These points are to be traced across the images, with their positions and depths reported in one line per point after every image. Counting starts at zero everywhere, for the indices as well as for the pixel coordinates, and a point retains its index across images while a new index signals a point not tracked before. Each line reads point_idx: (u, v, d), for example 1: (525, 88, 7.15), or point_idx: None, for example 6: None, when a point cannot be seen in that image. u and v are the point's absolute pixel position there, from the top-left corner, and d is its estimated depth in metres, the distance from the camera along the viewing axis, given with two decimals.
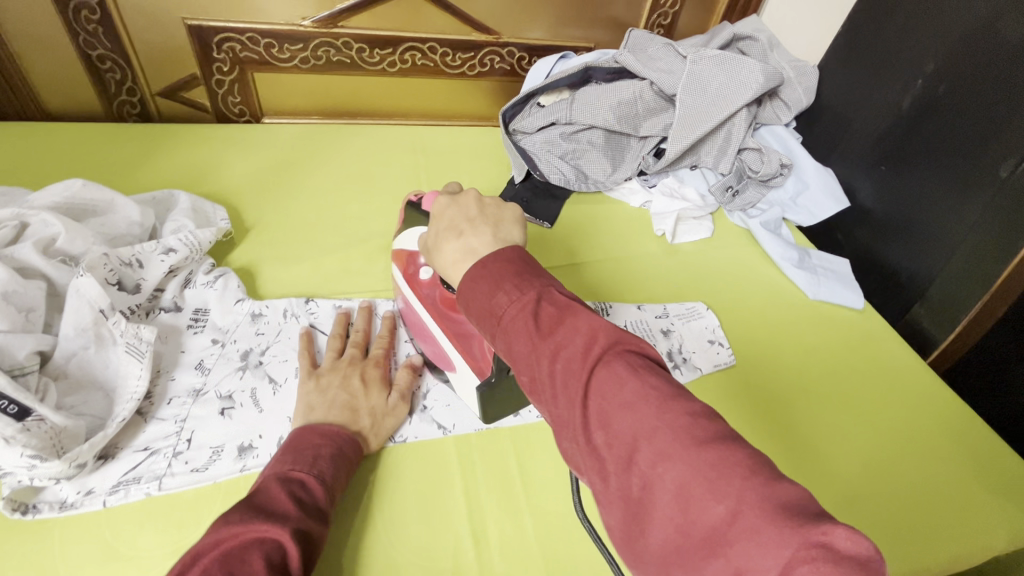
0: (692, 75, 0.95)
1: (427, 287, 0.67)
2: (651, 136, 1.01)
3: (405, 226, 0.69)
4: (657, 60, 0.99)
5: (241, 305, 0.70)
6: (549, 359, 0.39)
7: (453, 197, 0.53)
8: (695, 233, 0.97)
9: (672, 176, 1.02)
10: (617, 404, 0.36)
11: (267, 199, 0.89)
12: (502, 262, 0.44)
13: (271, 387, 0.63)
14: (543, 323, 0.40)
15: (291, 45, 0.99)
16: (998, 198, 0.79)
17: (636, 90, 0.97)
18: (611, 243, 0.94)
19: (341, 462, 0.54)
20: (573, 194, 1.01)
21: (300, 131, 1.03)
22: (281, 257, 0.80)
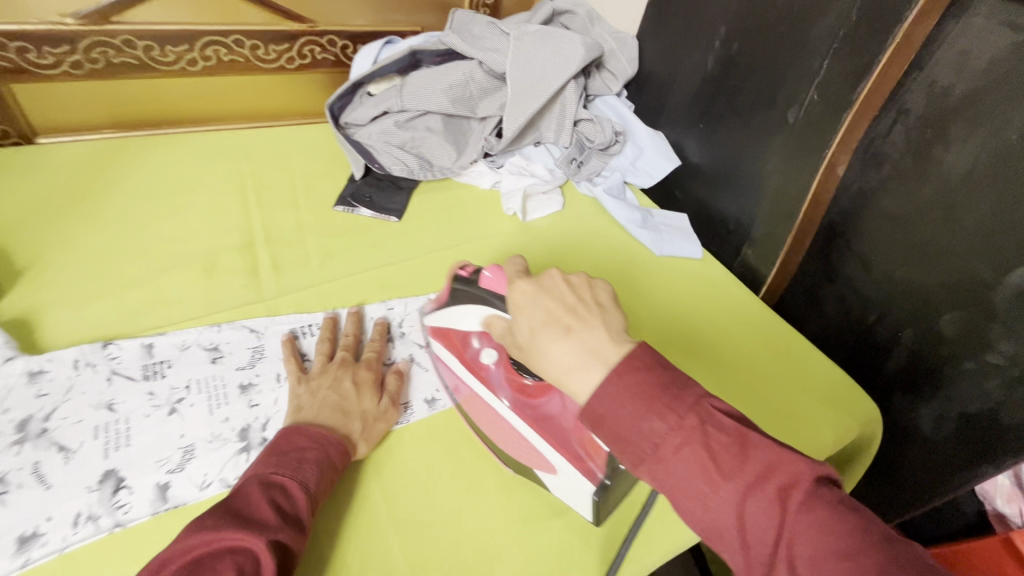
0: (516, 52, 1.01)
1: (492, 370, 0.67)
2: (489, 115, 1.06)
3: (450, 302, 0.68)
4: (484, 39, 1.05)
5: (14, 372, 0.65)
6: (731, 503, 0.42)
7: (538, 283, 0.58)
8: (546, 207, 1.02)
9: (519, 155, 1.10)
10: (828, 553, 0.39)
11: (59, 233, 0.84)
12: (643, 375, 0.47)
13: (62, 457, 0.59)
14: (721, 461, 0.43)
15: (54, 46, 0.93)
16: (789, 142, 0.89)
17: (467, 70, 1.03)
18: (450, 226, 0.98)
19: (326, 470, 0.57)
20: (421, 182, 1.05)
21: (91, 155, 0.98)
22: (81, 294, 0.76)
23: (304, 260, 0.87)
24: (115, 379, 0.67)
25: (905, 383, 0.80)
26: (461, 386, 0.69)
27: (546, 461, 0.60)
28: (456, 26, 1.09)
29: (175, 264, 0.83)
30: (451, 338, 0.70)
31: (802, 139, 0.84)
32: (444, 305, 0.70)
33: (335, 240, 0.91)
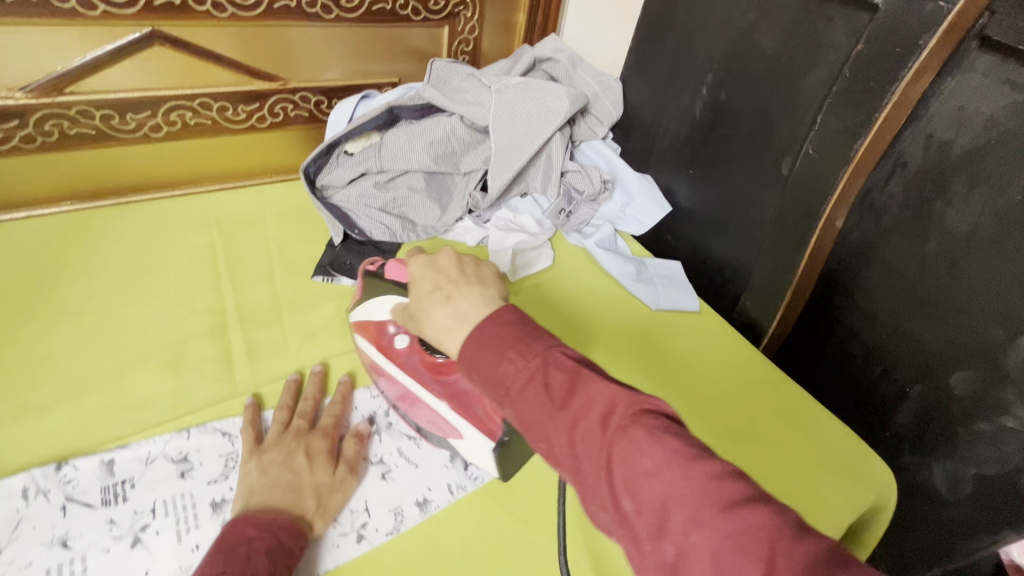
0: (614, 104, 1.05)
1: (405, 355, 0.65)
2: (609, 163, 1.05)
3: (366, 296, 0.68)
4: (590, 85, 1.05)
5: (119, 463, 0.56)
6: (608, 449, 0.38)
7: (430, 257, 0.55)
8: (682, 304, 0.91)
9: (652, 195, 1.02)
10: (640, 472, 0.37)
11: (111, 306, 0.72)
12: (500, 325, 0.45)
13: (184, 536, 0.52)
14: (556, 394, 0.41)
15: (136, 113, 0.83)
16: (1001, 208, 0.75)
17: (556, 93, 0.92)
18: (571, 272, 0.94)
19: (280, 555, 0.48)
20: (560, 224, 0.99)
21: (160, 223, 0.85)
22: (115, 405, 0.61)
23: None
24: (234, 437, 0.60)
25: (915, 441, 0.77)
26: (383, 374, 0.66)
27: (454, 427, 0.60)
28: (561, 75, 1.03)
29: (256, 321, 0.74)
30: (370, 330, 0.68)
31: (927, 204, 0.69)
32: (356, 299, 0.69)
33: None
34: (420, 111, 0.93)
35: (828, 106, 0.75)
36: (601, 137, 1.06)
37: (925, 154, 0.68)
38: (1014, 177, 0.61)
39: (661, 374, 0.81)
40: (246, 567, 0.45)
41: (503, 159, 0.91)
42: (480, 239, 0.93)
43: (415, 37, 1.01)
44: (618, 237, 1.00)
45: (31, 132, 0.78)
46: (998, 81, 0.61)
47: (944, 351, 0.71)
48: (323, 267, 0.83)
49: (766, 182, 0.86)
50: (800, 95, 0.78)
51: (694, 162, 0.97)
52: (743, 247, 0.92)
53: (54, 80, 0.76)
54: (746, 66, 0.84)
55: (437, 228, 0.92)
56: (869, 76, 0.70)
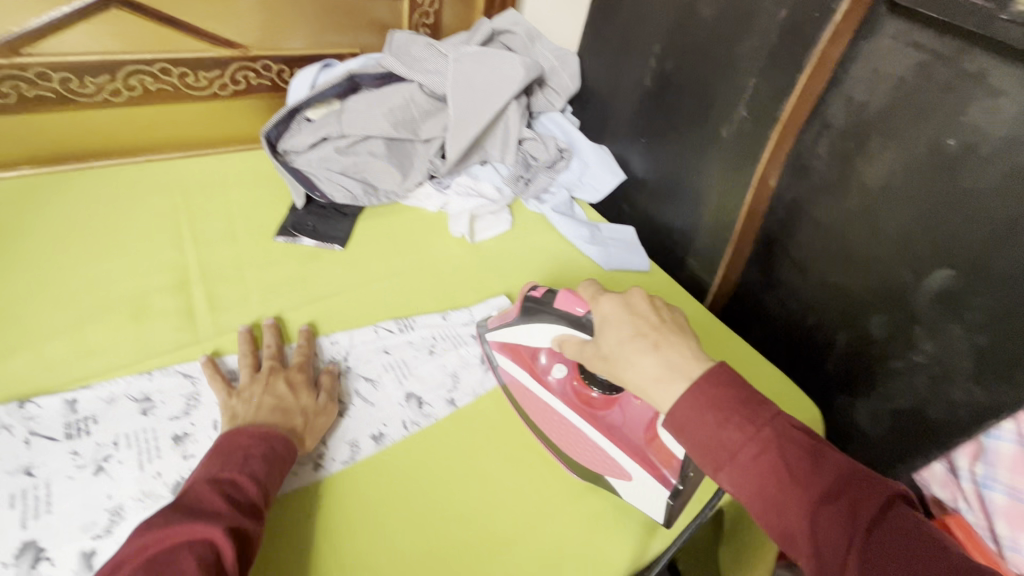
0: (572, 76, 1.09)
1: (558, 385, 0.65)
2: (567, 134, 1.09)
3: (516, 320, 0.67)
4: (548, 56, 1.08)
5: (82, 402, 0.59)
6: (841, 530, 0.40)
7: (621, 298, 0.56)
8: (632, 264, 0.96)
9: (607, 163, 1.07)
10: (899, 564, 0.37)
11: (73, 262, 0.74)
12: (716, 386, 0.46)
13: (146, 465, 0.55)
14: (794, 469, 0.42)
15: (95, 76, 0.84)
16: None
17: (512, 63, 0.96)
18: (529, 237, 0.98)
19: (274, 460, 0.52)
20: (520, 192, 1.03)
21: (123, 187, 0.86)
22: (79, 351, 0.64)
23: (386, 252, 0.88)
24: (196, 380, 0.63)
25: (843, 383, 0.83)
26: (529, 399, 0.66)
27: (618, 465, 0.58)
28: (518, 47, 1.07)
29: (219, 277, 0.77)
30: (520, 353, 0.68)
31: (848, 162, 0.75)
32: (509, 320, 0.68)
33: (395, 245, 0.89)
34: (380, 78, 0.96)
35: (761, 72, 0.80)
36: (559, 108, 1.10)
37: (847, 115, 0.74)
38: (920, 132, 0.66)
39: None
40: (245, 469, 0.49)
41: (461, 126, 0.94)
42: (440, 204, 0.98)
43: (376, 9, 1.04)
44: (574, 204, 1.05)
45: None
46: (906, 44, 0.66)
47: (865, 297, 0.77)
48: (285, 228, 0.86)
49: (707, 148, 0.91)
50: (737, 63, 0.83)
51: (646, 131, 1.02)
52: (689, 210, 0.98)
53: (9, 41, 0.77)
54: (690, 36, 0.89)
55: (397, 193, 0.95)
56: (794, 41, 0.75)
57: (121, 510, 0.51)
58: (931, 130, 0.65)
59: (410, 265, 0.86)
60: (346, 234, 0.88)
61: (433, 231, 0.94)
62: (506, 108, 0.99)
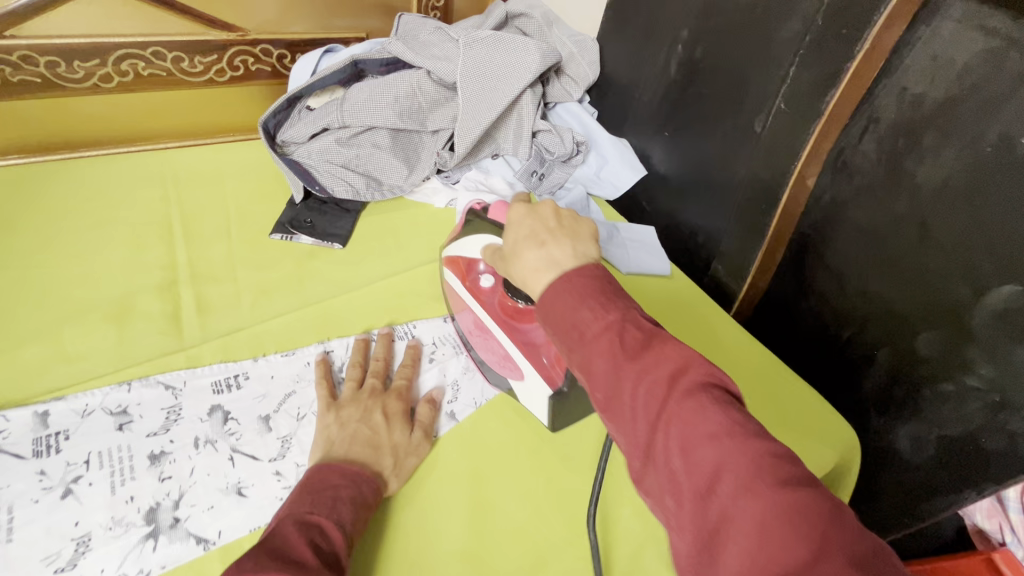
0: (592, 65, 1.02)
1: (488, 294, 0.65)
2: (584, 126, 1.02)
3: (462, 235, 0.68)
4: (566, 44, 1.02)
5: (54, 415, 0.54)
6: (656, 398, 0.37)
7: (529, 205, 0.50)
8: (652, 268, 0.90)
9: (626, 159, 1.00)
10: (701, 433, 0.36)
11: (55, 258, 0.69)
12: (587, 274, 0.43)
13: (119, 487, 0.50)
14: (629, 345, 0.39)
15: (84, 61, 0.79)
16: None
17: (527, 48, 0.89)
18: None
19: (362, 508, 0.49)
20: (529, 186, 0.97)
21: (113, 179, 0.82)
22: (54, 357, 0.59)
23: (389, 251, 0.82)
24: (178, 392, 0.58)
25: (882, 404, 0.76)
26: (462, 307, 0.69)
27: (522, 371, 0.61)
28: (533, 31, 1.00)
29: (210, 276, 0.72)
30: (461, 267, 0.68)
31: (897, 161, 0.67)
32: (458, 233, 0.69)
33: (398, 243, 0.84)
34: (386, 65, 0.90)
35: (801, 59, 0.73)
36: (576, 99, 1.03)
37: (898, 109, 0.65)
38: (986, 128, 0.58)
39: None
40: (333, 513, 0.46)
41: (470, 117, 0.88)
42: (448, 201, 0.92)
43: None
44: (591, 201, 0.98)
45: None
46: (972, 29, 0.58)
47: (910, 312, 0.70)
48: (282, 225, 0.81)
49: (738, 142, 0.84)
50: (774, 48, 0.75)
51: (670, 123, 0.95)
52: (716, 210, 0.91)
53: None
54: (721, 20, 0.81)
55: (403, 188, 0.90)
56: (841, 24, 0.67)
57: (88, 540, 0.47)
58: (1001, 125, 0.57)
59: (413, 265, 0.81)
60: (347, 231, 0.83)
61: (439, 229, 0.88)
62: (520, 97, 0.92)
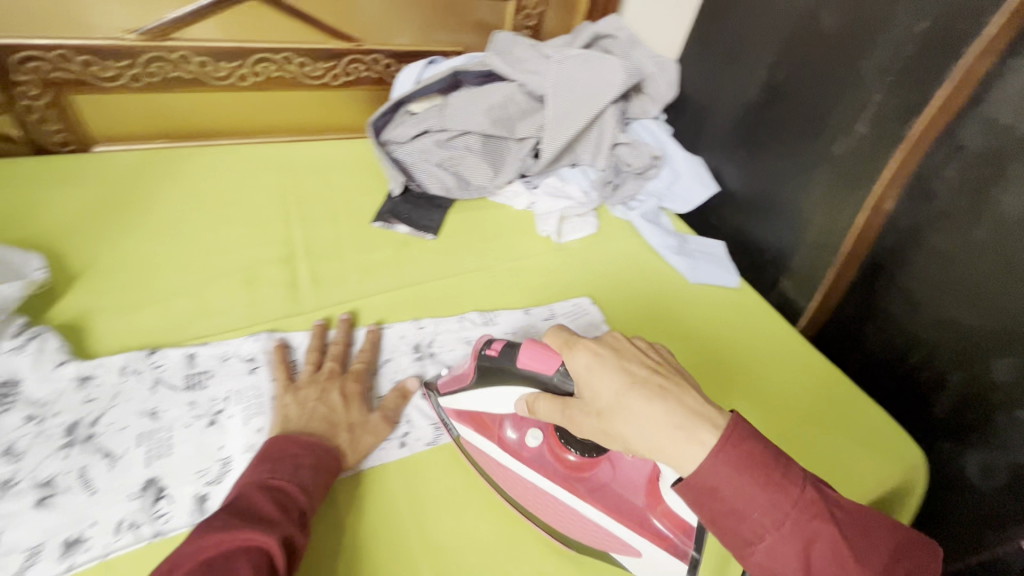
0: (673, 82, 1.07)
1: (535, 454, 0.57)
2: (662, 142, 1.06)
3: (472, 383, 0.58)
4: (649, 62, 1.07)
5: (200, 356, 0.63)
6: (787, 483, 0.39)
7: (609, 349, 0.48)
8: (721, 279, 0.94)
9: (701, 175, 1.04)
10: None
11: (196, 230, 0.80)
12: (745, 439, 0.41)
13: (251, 420, 0.58)
14: (817, 525, 0.39)
15: (228, 62, 0.91)
16: None
17: (614, 67, 0.96)
18: (614, 243, 0.97)
19: (323, 471, 0.52)
20: (606, 194, 1.02)
21: (240, 165, 0.93)
22: (198, 311, 0.69)
23: (475, 245, 0.90)
24: (297, 347, 0.67)
25: (951, 430, 0.77)
26: (503, 477, 0.58)
27: (620, 540, 0.52)
28: (618, 51, 1.06)
29: (321, 255, 0.81)
30: (482, 422, 0.59)
31: (982, 189, 0.68)
32: (460, 384, 0.59)
33: (483, 240, 0.91)
34: (482, 77, 0.99)
35: (889, 87, 0.75)
36: (654, 115, 1.09)
37: (985, 139, 0.67)
38: None
39: (691, 342, 0.83)
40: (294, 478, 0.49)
41: (557, 127, 0.95)
42: (527, 204, 0.99)
43: (483, 8, 1.06)
44: (660, 213, 1.03)
45: (139, 72, 0.87)
46: None
47: (986, 338, 0.70)
48: (382, 214, 0.89)
49: (816, 164, 0.87)
50: (860, 77, 0.79)
51: (746, 143, 0.98)
52: (788, 230, 0.93)
53: (162, 25, 0.85)
54: (809, 49, 0.85)
55: (487, 189, 0.97)
56: (933, 55, 0.70)
57: (229, 462, 0.55)
58: None
59: (496, 259, 0.87)
60: (438, 225, 0.91)
61: (519, 230, 0.95)
62: (603, 112, 0.98)
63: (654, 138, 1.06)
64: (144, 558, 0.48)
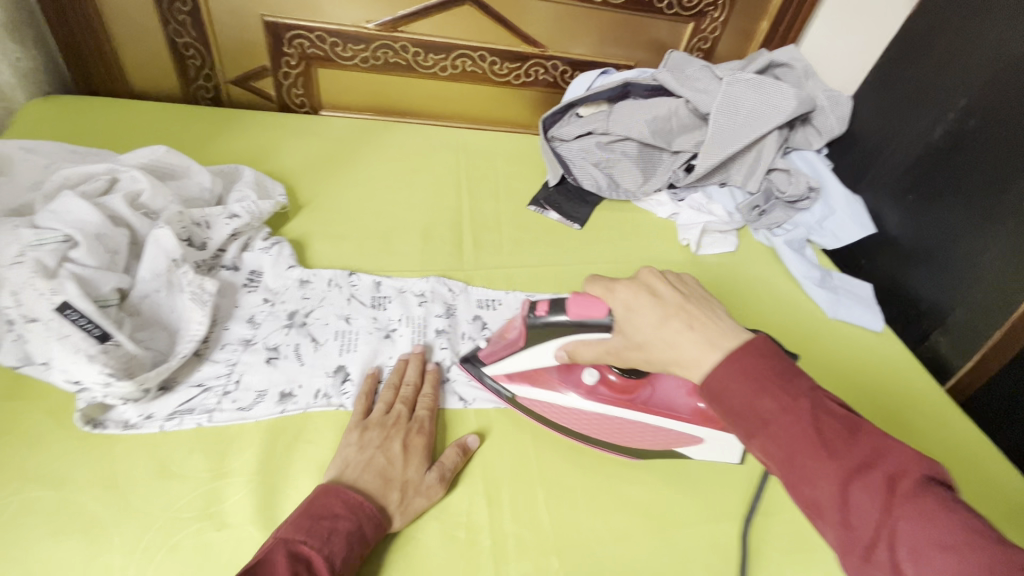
0: (841, 118, 1.05)
1: (594, 391, 0.63)
2: (821, 175, 1.04)
3: (526, 345, 0.61)
4: (820, 95, 1.06)
5: (384, 285, 0.77)
6: (810, 413, 0.41)
7: (640, 283, 0.52)
8: (863, 321, 0.91)
9: (858, 216, 1.01)
10: (929, 540, 0.35)
11: (388, 185, 0.96)
12: (765, 360, 0.44)
13: (416, 342, 0.70)
14: (829, 440, 0.40)
15: (435, 54, 1.08)
16: None
17: (785, 96, 0.97)
18: (752, 265, 0.98)
19: (356, 544, 0.48)
20: (750, 219, 1.03)
21: (425, 139, 1.08)
22: (384, 250, 0.84)
23: (615, 240, 0.96)
24: (456, 294, 0.78)
25: None
26: (567, 418, 0.64)
27: (685, 433, 0.62)
28: (790, 81, 1.07)
29: (483, 224, 0.93)
30: (536, 376, 0.64)
31: None
32: (509, 351, 0.63)
33: (624, 238, 0.97)
34: (650, 90, 1.05)
35: None
36: (816, 148, 1.07)
37: None
38: None
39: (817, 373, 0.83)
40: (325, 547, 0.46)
41: (715, 146, 0.98)
42: (670, 214, 1.03)
43: (661, 28, 1.13)
44: (806, 245, 1.02)
45: (368, 55, 1.06)
46: None
47: None
48: (538, 200, 1.00)
49: (1000, 218, 0.81)
50: None
51: (916, 187, 0.94)
52: (951, 282, 0.88)
53: (393, 20, 1.02)
54: (1013, 99, 0.81)
55: (634, 193, 1.03)
56: None
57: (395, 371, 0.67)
58: None
59: (633, 259, 0.94)
60: (586, 217, 0.99)
61: (660, 236, 1.00)
62: (764, 136, 1.00)
63: (812, 171, 1.05)
64: (332, 421, 0.61)
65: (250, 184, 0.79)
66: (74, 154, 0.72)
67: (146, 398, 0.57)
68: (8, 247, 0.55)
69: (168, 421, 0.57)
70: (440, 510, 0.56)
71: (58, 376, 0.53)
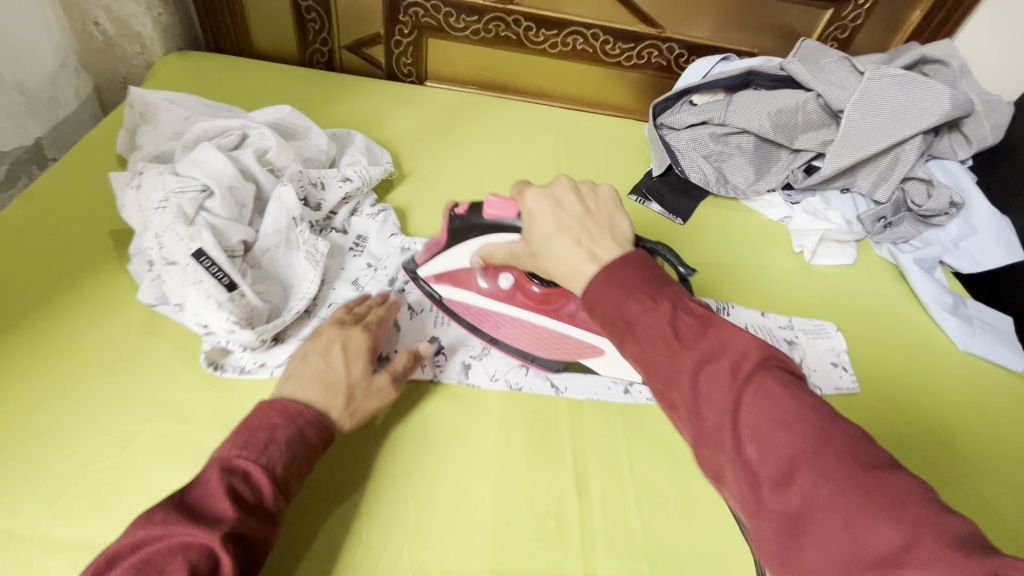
0: (997, 126, 0.92)
1: (508, 295, 0.64)
2: (965, 189, 0.93)
3: (450, 243, 0.61)
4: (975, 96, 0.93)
5: None
6: (669, 312, 0.39)
7: (548, 190, 0.50)
8: (999, 356, 0.81)
9: (1002, 240, 0.89)
10: (772, 418, 0.34)
11: (488, 160, 0.95)
12: (632, 267, 0.42)
13: None
14: (684, 332, 0.38)
15: (547, 31, 1.04)
16: None
17: (936, 94, 0.86)
18: (872, 282, 0.90)
19: (300, 451, 0.47)
20: (873, 231, 0.93)
21: (527, 116, 1.06)
22: None
23: (720, 240, 0.91)
24: None
25: None
26: (476, 315, 0.66)
27: (591, 346, 0.63)
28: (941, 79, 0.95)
29: None
30: (457, 277, 0.65)
31: None
32: (437, 248, 0.63)
33: (729, 238, 0.92)
34: (776, 80, 0.96)
35: None
36: (960, 159, 0.95)
37: None
38: None
39: (941, 408, 0.75)
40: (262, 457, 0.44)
41: (842, 147, 0.90)
42: (782, 217, 0.95)
43: (794, 14, 1.03)
44: (937, 266, 0.91)
45: (479, 27, 1.04)
46: None
47: None
48: (639, 189, 0.95)
49: None
50: None
51: None
52: None
53: None
54: None
55: (743, 191, 0.96)
56: None
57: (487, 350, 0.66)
58: None
59: (739, 262, 0.88)
60: (691, 212, 0.94)
61: (769, 240, 0.93)
62: (905, 140, 0.90)
63: (955, 183, 0.94)
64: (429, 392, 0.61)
65: (357, 149, 0.80)
66: (209, 107, 0.76)
67: (261, 348, 0.60)
68: (155, 192, 0.60)
69: (278, 367, 0.58)
70: (531, 496, 0.55)
71: (190, 317, 0.57)
